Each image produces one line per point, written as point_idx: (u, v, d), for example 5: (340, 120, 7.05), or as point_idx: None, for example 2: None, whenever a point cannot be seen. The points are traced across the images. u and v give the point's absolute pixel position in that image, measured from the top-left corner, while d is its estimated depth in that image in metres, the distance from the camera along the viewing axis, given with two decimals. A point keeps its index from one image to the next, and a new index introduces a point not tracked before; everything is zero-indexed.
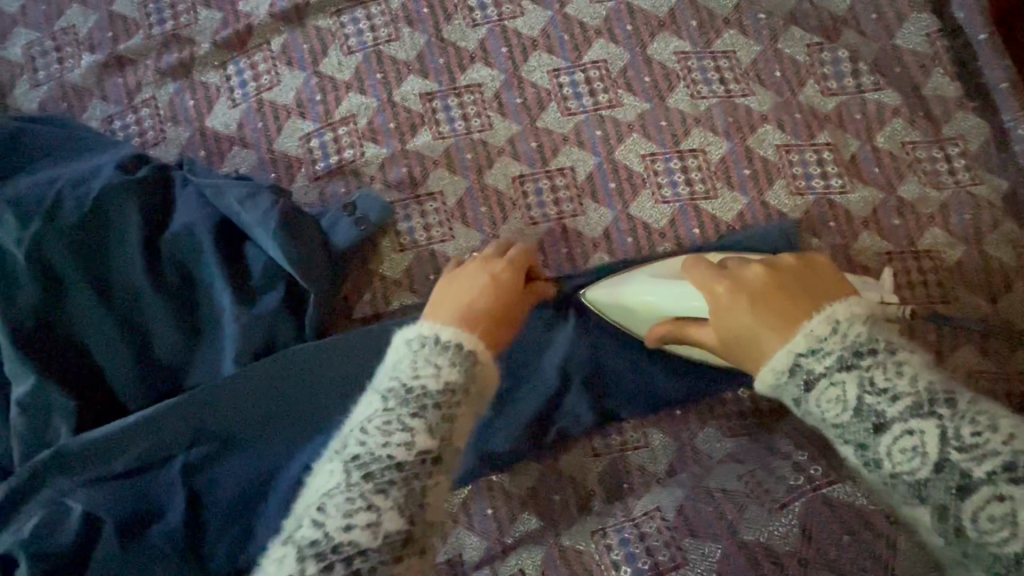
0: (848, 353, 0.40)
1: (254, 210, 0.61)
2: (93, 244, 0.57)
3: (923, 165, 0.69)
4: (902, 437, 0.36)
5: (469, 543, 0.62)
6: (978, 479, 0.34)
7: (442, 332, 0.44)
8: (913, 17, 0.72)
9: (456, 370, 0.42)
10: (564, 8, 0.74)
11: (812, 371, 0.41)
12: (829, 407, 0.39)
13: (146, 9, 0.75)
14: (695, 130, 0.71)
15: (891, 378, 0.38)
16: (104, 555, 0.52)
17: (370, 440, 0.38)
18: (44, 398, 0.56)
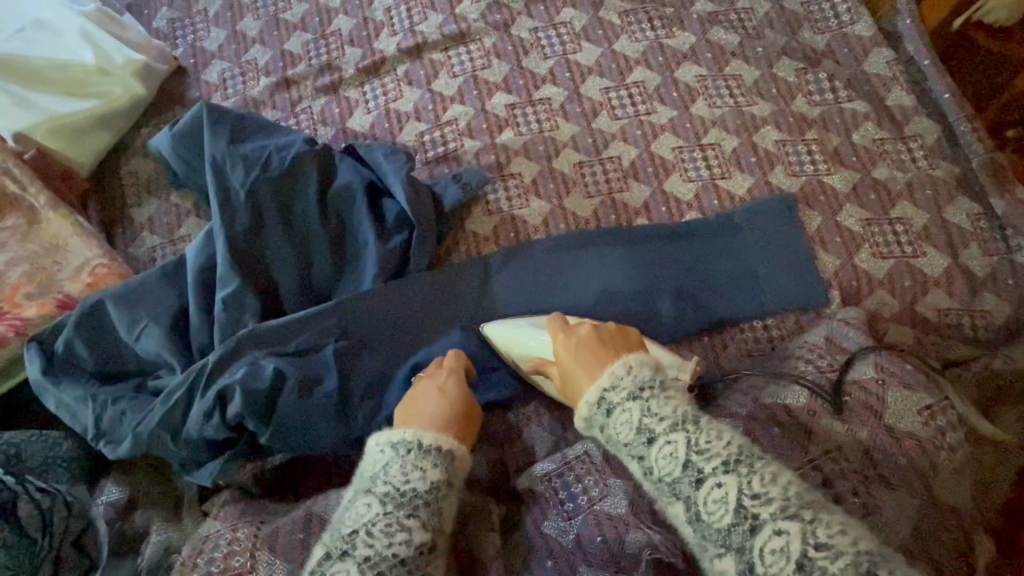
0: (635, 389, 0.61)
1: (393, 166, 0.85)
2: (283, 192, 0.82)
3: (891, 155, 0.91)
4: (663, 447, 0.56)
5: (540, 437, 0.84)
6: (707, 473, 0.53)
7: (424, 439, 0.65)
8: (875, 51, 0.96)
9: (438, 469, 0.63)
10: (612, 44, 0.99)
11: (613, 401, 0.61)
12: (624, 427, 0.59)
13: (308, 48, 1.04)
14: (712, 130, 0.94)
15: (661, 407, 0.59)
16: (289, 401, 0.73)
17: (377, 544, 0.57)
18: (242, 297, 0.78)
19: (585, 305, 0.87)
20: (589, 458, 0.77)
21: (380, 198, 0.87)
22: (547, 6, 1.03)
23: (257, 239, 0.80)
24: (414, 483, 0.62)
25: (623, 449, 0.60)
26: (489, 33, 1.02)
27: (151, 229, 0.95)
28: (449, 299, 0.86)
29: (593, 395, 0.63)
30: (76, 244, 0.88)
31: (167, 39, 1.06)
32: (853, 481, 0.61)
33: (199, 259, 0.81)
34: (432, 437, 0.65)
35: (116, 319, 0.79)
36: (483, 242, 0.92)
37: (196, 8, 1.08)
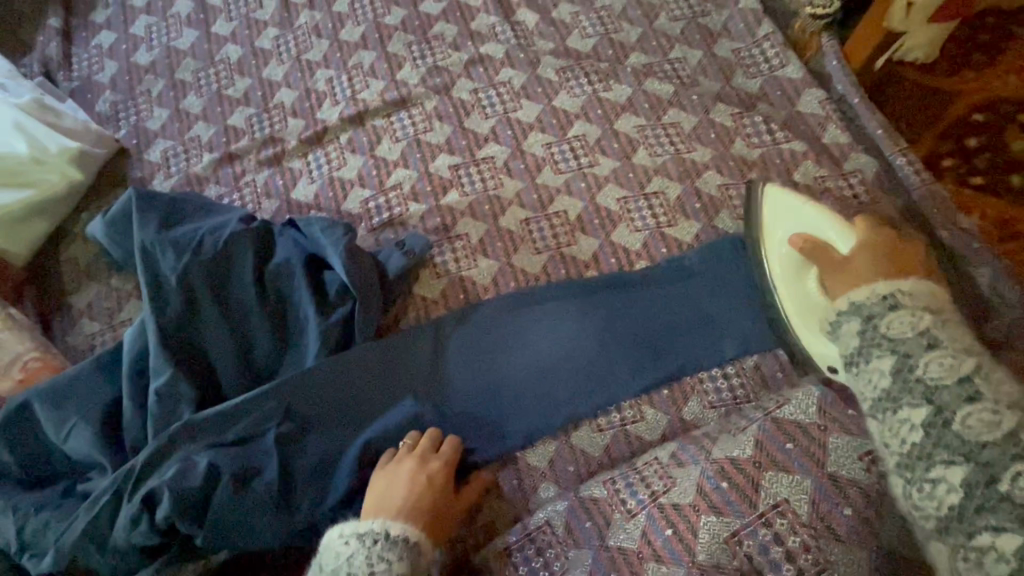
0: (932, 310, 0.61)
1: (331, 238, 0.83)
2: (221, 272, 0.80)
3: (833, 192, 0.91)
4: (941, 356, 0.57)
5: (500, 510, 0.79)
6: (985, 399, 0.54)
7: (392, 529, 0.66)
8: (807, 91, 0.97)
9: (402, 561, 0.64)
10: (551, 101, 1.01)
11: (902, 304, 0.62)
12: (899, 326, 0.60)
13: (251, 122, 1.05)
14: (655, 178, 0.94)
15: (955, 334, 0.59)
16: (225, 497, 0.69)
17: None
18: (174, 386, 0.74)
19: (539, 366, 0.85)
20: (551, 528, 0.73)
21: (323, 270, 0.85)
22: (485, 67, 1.04)
23: (194, 323, 0.78)
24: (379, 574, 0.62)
25: (877, 343, 0.61)
26: (429, 97, 1.03)
27: (91, 315, 0.93)
28: (398, 369, 0.83)
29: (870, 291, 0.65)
30: (7, 338, 0.85)
31: (110, 121, 1.06)
32: (803, 536, 0.61)
33: (131, 347, 0.78)
34: (400, 530, 0.66)
35: (42, 420, 0.75)
36: (431, 306, 0.90)
37: (139, 89, 1.09)
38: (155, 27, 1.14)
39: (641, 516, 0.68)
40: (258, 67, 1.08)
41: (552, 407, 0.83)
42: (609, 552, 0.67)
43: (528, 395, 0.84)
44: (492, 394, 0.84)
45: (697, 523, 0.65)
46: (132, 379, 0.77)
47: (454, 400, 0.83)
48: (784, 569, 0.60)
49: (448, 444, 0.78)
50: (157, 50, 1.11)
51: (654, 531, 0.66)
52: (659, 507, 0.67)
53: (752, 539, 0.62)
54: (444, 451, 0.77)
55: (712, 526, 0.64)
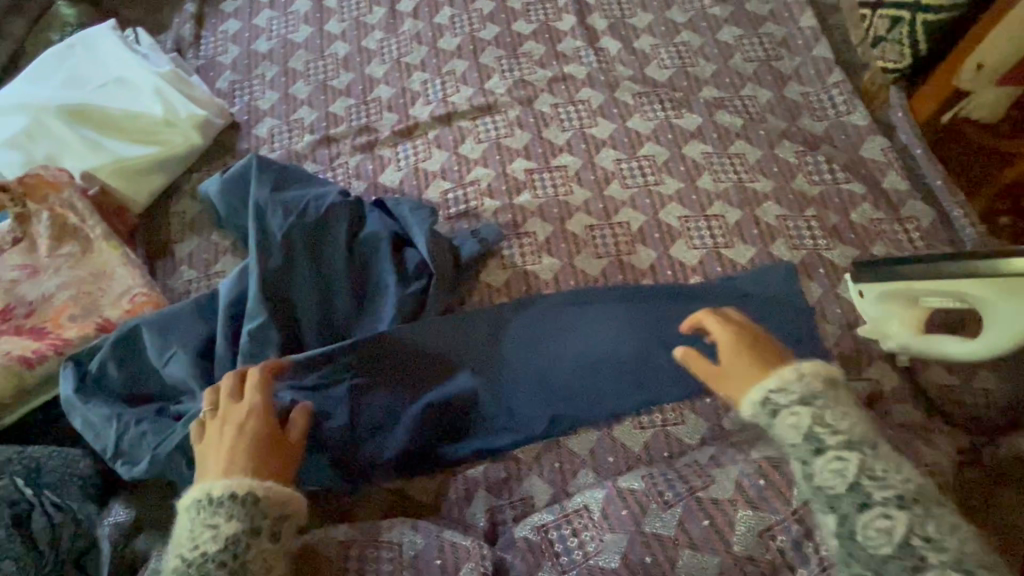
0: (850, 438, 0.59)
1: (418, 218, 0.92)
2: (320, 235, 0.89)
3: (887, 234, 0.95)
4: (830, 462, 0.58)
5: (539, 490, 0.84)
6: (925, 562, 0.52)
7: (214, 489, 0.61)
8: (870, 138, 1.02)
9: (234, 521, 0.59)
10: (625, 122, 1.09)
11: (781, 402, 0.62)
12: (835, 474, 0.57)
13: (350, 111, 1.16)
14: (717, 202, 1.01)
15: (889, 474, 0.57)
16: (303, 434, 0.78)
17: None
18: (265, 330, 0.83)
19: (591, 361, 0.89)
20: (587, 512, 0.77)
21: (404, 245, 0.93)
22: (567, 86, 1.13)
23: (289, 276, 0.86)
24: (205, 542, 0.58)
25: (791, 452, 0.61)
26: (513, 106, 1.12)
27: (190, 263, 1.03)
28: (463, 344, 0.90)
29: (800, 423, 0.60)
30: (121, 273, 0.95)
31: (227, 97, 1.19)
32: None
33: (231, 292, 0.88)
34: (240, 485, 0.61)
35: (149, 346, 0.84)
36: (493, 293, 0.97)
37: (255, 72, 1.22)
38: (276, 21, 1.27)
39: (676, 505, 0.72)
40: (361, 64, 1.20)
41: (599, 400, 0.87)
42: (646, 537, 0.71)
43: (577, 385, 0.88)
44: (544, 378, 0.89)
45: (733, 516, 0.69)
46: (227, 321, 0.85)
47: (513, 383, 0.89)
48: (810, 563, 0.65)
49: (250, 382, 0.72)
50: (275, 40, 1.25)
51: (691, 521, 0.70)
52: (698, 501, 0.71)
53: (785, 535, 0.67)
54: (247, 400, 0.70)
55: (748, 520, 0.68)
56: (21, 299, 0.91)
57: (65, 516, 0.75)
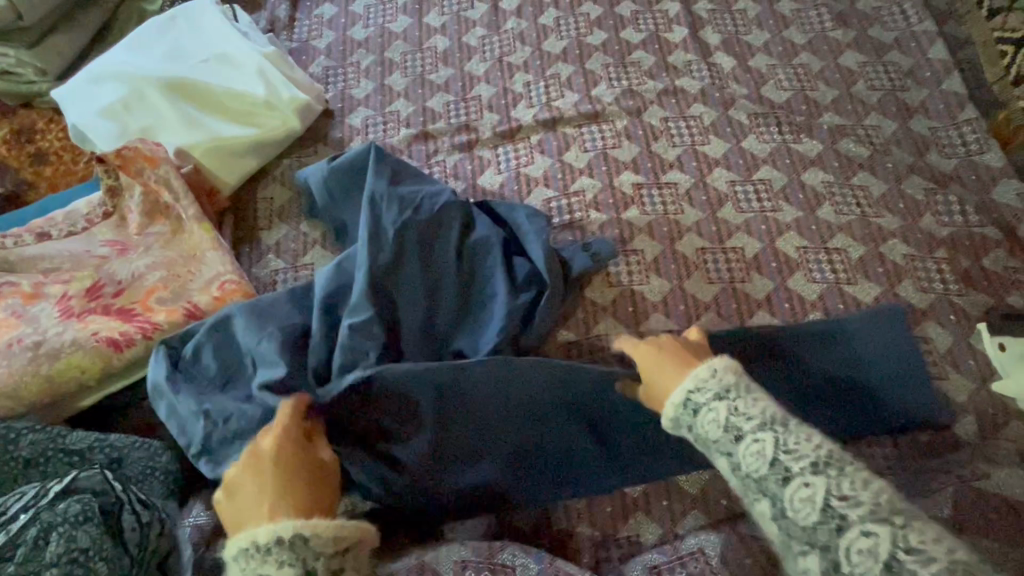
0: (763, 417, 0.52)
1: (533, 225, 0.89)
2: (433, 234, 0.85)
3: (1023, 285, 0.90)
4: (777, 471, 0.50)
5: (646, 528, 0.78)
6: (852, 521, 0.46)
7: (256, 535, 0.53)
8: (1004, 181, 0.97)
9: (288, 568, 0.52)
10: (740, 142, 1.03)
11: (699, 402, 0.55)
12: (751, 459, 0.51)
13: (449, 108, 1.11)
14: (838, 235, 0.95)
15: (798, 441, 0.50)
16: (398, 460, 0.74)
17: None
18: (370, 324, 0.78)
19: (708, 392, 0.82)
20: (705, 557, 0.71)
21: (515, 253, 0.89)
22: (678, 99, 1.08)
23: (396, 272, 0.82)
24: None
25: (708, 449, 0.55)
26: (622, 117, 1.07)
27: (278, 253, 0.99)
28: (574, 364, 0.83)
29: (762, 450, 0.51)
30: (212, 257, 0.91)
31: (321, 83, 1.15)
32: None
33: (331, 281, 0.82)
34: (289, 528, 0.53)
35: (242, 325, 0.80)
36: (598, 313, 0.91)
37: (350, 60, 1.18)
38: (372, 8, 1.23)
39: None
40: (461, 60, 1.16)
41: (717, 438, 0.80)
42: None
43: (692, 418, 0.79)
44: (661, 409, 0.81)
45: None
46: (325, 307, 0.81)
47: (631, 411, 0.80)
48: None
49: (289, 409, 0.66)
50: (372, 29, 1.21)
51: None
52: None
53: None
54: (291, 431, 0.64)
55: None
56: (110, 277, 0.86)
57: (151, 514, 0.69)
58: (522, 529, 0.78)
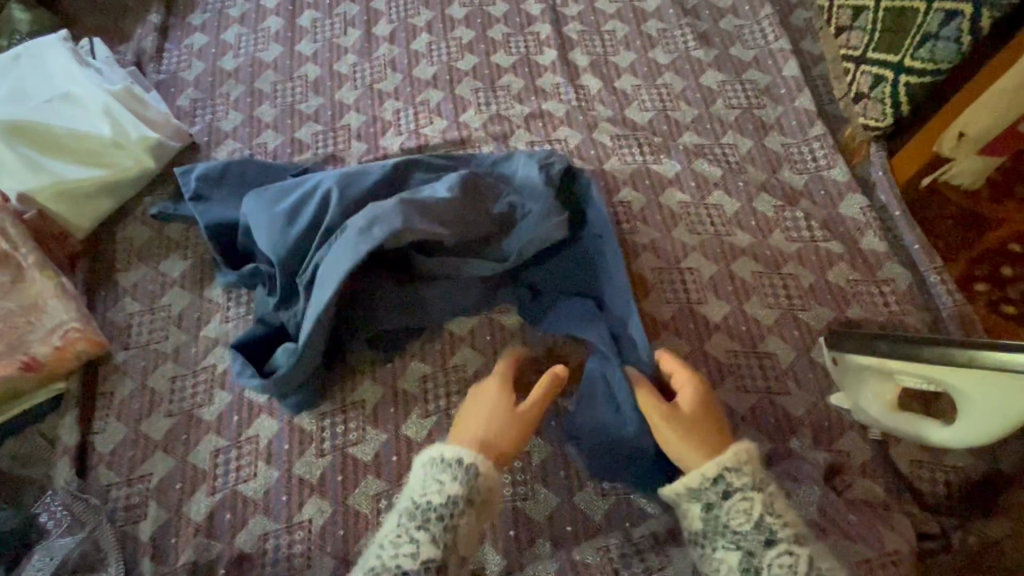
0: (753, 480, 0.65)
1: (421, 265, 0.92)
2: (428, 214, 0.81)
3: (863, 297, 0.92)
4: (781, 556, 0.62)
5: (490, 560, 0.78)
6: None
7: (449, 452, 0.69)
8: (850, 195, 1.00)
9: (456, 484, 0.67)
10: (603, 164, 1.05)
11: (733, 482, 0.65)
12: (738, 515, 0.64)
13: (317, 138, 1.10)
14: (692, 254, 0.97)
15: (783, 510, 0.65)
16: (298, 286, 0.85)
17: (385, 554, 0.63)
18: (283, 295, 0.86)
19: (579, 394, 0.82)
20: None
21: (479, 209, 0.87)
22: (544, 123, 1.09)
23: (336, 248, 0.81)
24: (430, 495, 0.66)
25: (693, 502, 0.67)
26: (488, 142, 1.08)
27: (134, 295, 0.97)
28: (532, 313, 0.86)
29: (749, 510, 0.64)
30: (55, 305, 0.89)
31: (188, 116, 1.13)
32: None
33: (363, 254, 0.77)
34: (456, 452, 0.68)
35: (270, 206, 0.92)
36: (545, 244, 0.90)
37: (219, 91, 1.16)
38: (245, 37, 1.22)
39: None
40: (332, 88, 1.15)
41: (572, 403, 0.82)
42: None
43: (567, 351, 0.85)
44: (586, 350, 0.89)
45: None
46: (365, 230, 0.78)
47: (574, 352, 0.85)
48: None
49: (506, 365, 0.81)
50: (243, 58, 1.19)
51: None
52: None
53: None
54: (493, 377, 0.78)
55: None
56: None
57: None
58: None
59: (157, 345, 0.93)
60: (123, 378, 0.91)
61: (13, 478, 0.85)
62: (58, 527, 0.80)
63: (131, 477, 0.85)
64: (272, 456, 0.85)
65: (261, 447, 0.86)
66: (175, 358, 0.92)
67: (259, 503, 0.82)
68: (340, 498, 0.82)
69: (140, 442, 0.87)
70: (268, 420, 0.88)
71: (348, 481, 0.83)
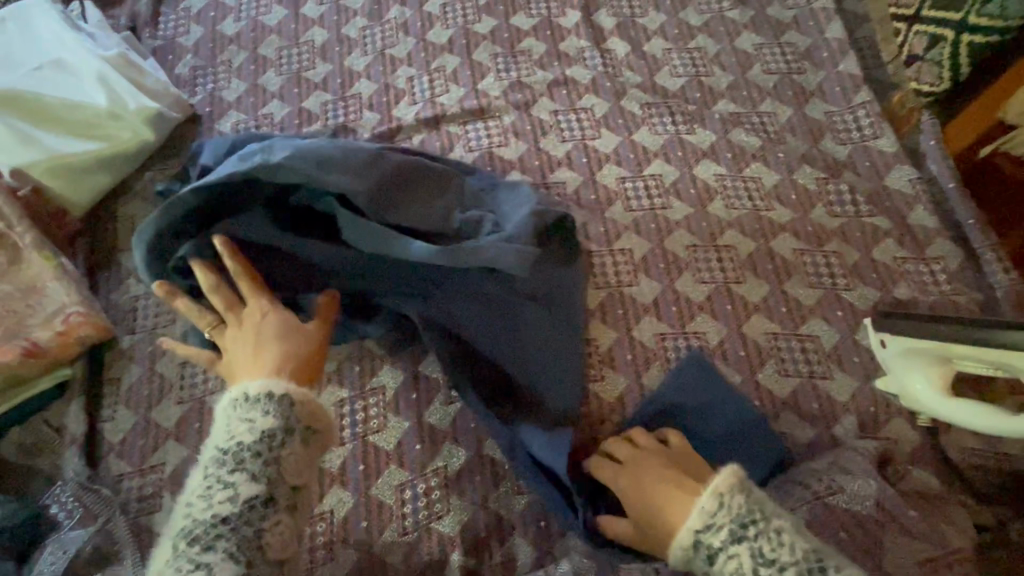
0: (735, 525, 0.56)
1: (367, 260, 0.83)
2: (327, 166, 0.70)
3: (911, 276, 0.87)
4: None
5: (521, 552, 0.75)
6: None
7: (251, 385, 0.59)
8: (898, 166, 0.94)
9: (269, 418, 0.58)
10: (631, 135, 0.98)
11: (712, 543, 0.57)
12: (735, 575, 0.55)
13: (326, 108, 1.03)
14: (728, 231, 0.91)
15: (775, 547, 0.54)
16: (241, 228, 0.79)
17: (196, 514, 0.54)
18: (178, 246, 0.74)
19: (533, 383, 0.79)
20: None
21: (427, 203, 0.77)
22: (568, 90, 1.02)
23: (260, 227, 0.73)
24: (239, 438, 0.57)
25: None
26: (509, 112, 1.01)
27: (138, 277, 0.92)
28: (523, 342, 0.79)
29: (741, 564, 0.55)
30: (55, 288, 0.84)
31: (187, 85, 1.06)
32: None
33: (227, 178, 0.69)
34: (260, 383, 0.59)
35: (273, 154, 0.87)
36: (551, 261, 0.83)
37: (220, 58, 1.08)
38: None
39: None
40: (341, 54, 1.08)
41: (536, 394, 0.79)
42: None
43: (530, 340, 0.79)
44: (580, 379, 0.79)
45: None
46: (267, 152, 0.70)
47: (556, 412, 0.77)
48: None
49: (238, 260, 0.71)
50: (244, 23, 1.11)
51: None
52: None
53: None
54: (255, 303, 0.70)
55: None
56: None
57: None
58: (390, 562, 0.75)
59: (165, 329, 0.89)
60: (130, 364, 0.87)
61: (18, 469, 0.81)
62: (70, 519, 0.76)
63: (143, 467, 0.81)
64: None
65: None
66: (184, 343, 0.88)
67: None
68: (362, 488, 0.79)
69: (151, 431, 0.83)
70: None
71: (369, 471, 0.80)
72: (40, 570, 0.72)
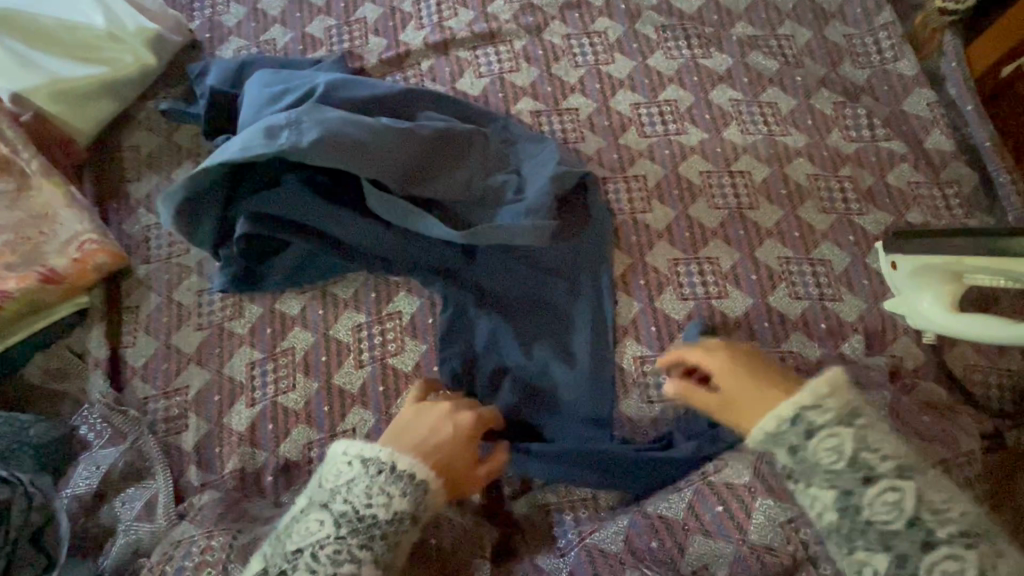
0: (843, 412, 0.57)
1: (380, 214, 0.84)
2: (358, 153, 0.73)
3: (925, 199, 0.87)
4: (882, 493, 0.53)
5: None
6: (941, 540, 0.51)
7: (398, 461, 0.58)
8: (915, 91, 0.93)
9: (403, 501, 0.57)
10: (646, 59, 0.96)
11: (815, 422, 0.56)
12: (829, 455, 0.55)
13: (330, 33, 1.00)
14: (743, 156, 0.91)
15: (880, 442, 0.55)
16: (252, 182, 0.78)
17: (322, 568, 0.53)
18: (202, 203, 0.77)
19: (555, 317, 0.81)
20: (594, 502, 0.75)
21: (450, 170, 0.80)
22: (582, 13, 0.99)
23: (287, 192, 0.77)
24: (376, 508, 0.56)
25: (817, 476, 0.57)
26: (520, 36, 0.98)
27: (148, 206, 0.91)
28: (541, 287, 0.82)
29: (840, 447, 0.55)
30: (68, 216, 0.84)
31: (185, 10, 1.02)
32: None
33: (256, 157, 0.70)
34: (407, 464, 0.58)
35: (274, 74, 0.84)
36: (576, 223, 0.85)
37: None
38: None
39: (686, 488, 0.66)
40: None
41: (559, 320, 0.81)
42: (650, 518, 0.66)
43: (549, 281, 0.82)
44: (593, 306, 0.81)
45: (751, 505, 0.62)
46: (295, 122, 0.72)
47: (572, 338, 0.80)
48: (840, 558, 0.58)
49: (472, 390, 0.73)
50: None
51: (703, 506, 0.64)
52: (710, 485, 0.65)
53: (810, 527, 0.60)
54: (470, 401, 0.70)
55: (768, 510, 0.62)
56: None
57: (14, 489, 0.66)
58: None
59: (180, 259, 0.89)
60: (148, 292, 0.87)
61: (43, 392, 0.82)
62: (100, 438, 0.79)
63: (167, 390, 0.83)
64: (309, 367, 0.83)
65: (297, 359, 0.84)
66: (200, 272, 0.88)
67: (301, 414, 0.81)
68: (383, 408, 0.81)
69: (173, 356, 0.84)
70: (303, 332, 0.85)
71: (390, 391, 0.82)
72: (77, 483, 0.76)
